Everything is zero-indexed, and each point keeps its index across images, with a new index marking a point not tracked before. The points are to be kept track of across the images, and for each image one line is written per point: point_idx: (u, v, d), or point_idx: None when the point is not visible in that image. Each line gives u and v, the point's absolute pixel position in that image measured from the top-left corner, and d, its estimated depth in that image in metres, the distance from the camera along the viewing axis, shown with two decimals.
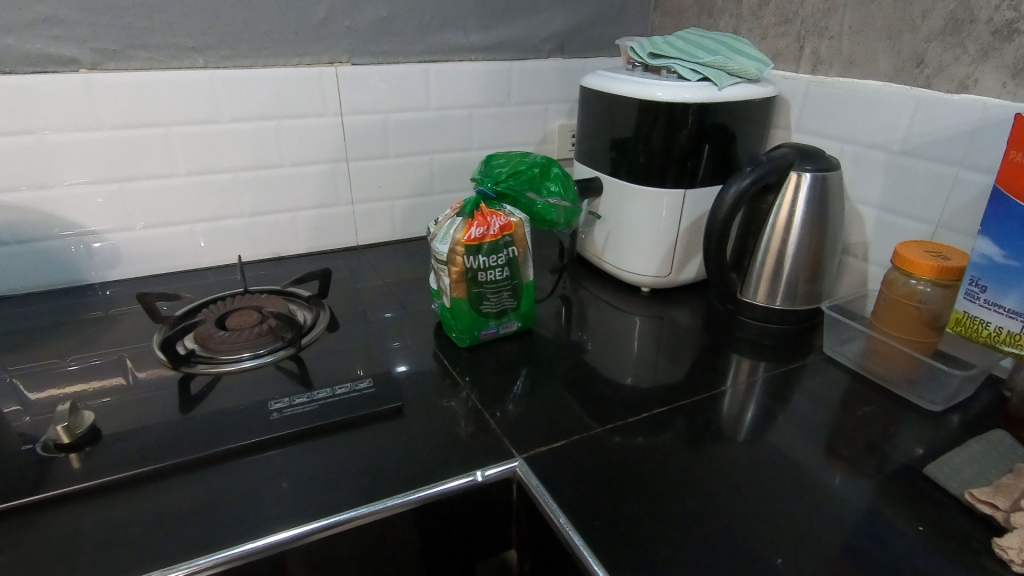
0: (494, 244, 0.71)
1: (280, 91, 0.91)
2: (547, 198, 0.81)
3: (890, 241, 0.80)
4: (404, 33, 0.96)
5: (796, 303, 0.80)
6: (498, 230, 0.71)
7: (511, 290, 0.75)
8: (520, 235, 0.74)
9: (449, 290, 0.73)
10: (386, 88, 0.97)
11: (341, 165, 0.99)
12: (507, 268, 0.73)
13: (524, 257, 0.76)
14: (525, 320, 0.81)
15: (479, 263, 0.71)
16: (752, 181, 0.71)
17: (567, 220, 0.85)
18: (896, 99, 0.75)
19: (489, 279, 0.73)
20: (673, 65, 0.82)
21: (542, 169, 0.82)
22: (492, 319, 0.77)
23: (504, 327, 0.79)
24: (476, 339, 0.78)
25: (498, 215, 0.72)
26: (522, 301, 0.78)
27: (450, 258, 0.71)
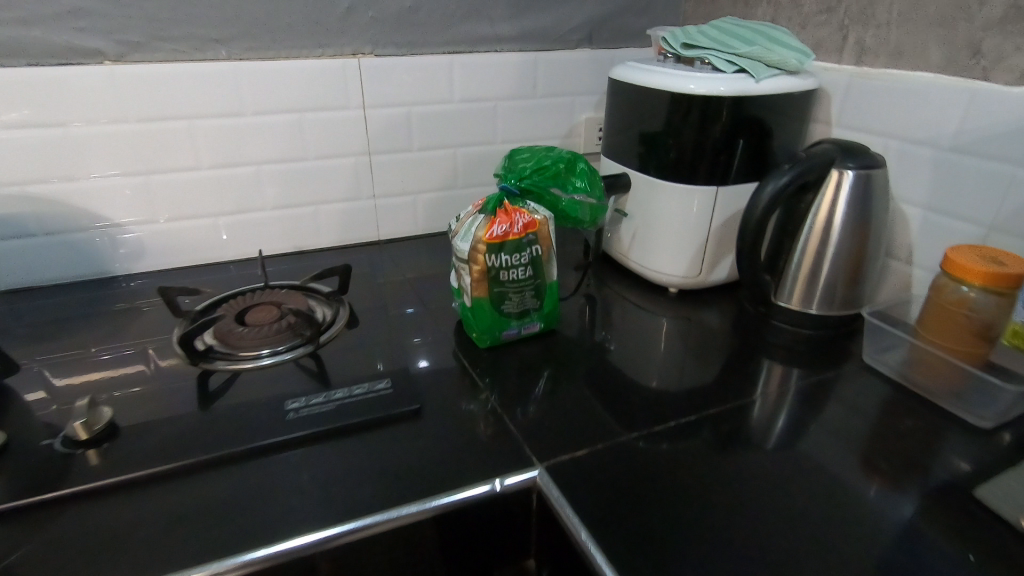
0: (518, 242, 0.69)
1: (303, 83, 0.89)
2: (574, 194, 0.79)
3: (936, 243, 0.75)
4: (429, 23, 0.94)
5: (833, 308, 0.76)
6: (522, 227, 0.69)
7: (534, 290, 0.73)
8: (544, 233, 0.72)
9: (470, 289, 0.71)
10: (410, 79, 0.95)
11: (364, 159, 0.98)
12: (530, 267, 0.71)
13: (549, 256, 0.73)
14: (548, 321, 0.78)
15: (502, 262, 0.69)
16: (790, 180, 0.68)
17: (593, 218, 0.82)
18: (948, 91, 0.71)
19: (511, 278, 0.70)
20: (707, 56, 0.78)
21: (568, 163, 0.80)
22: (514, 319, 0.74)
23: (526, 328, 0.76)
24: (497, 339, 0.75)
25: (523, 212, 0.70)
26: (545, 302, 0.75)
27: (471, 256, 0.69)
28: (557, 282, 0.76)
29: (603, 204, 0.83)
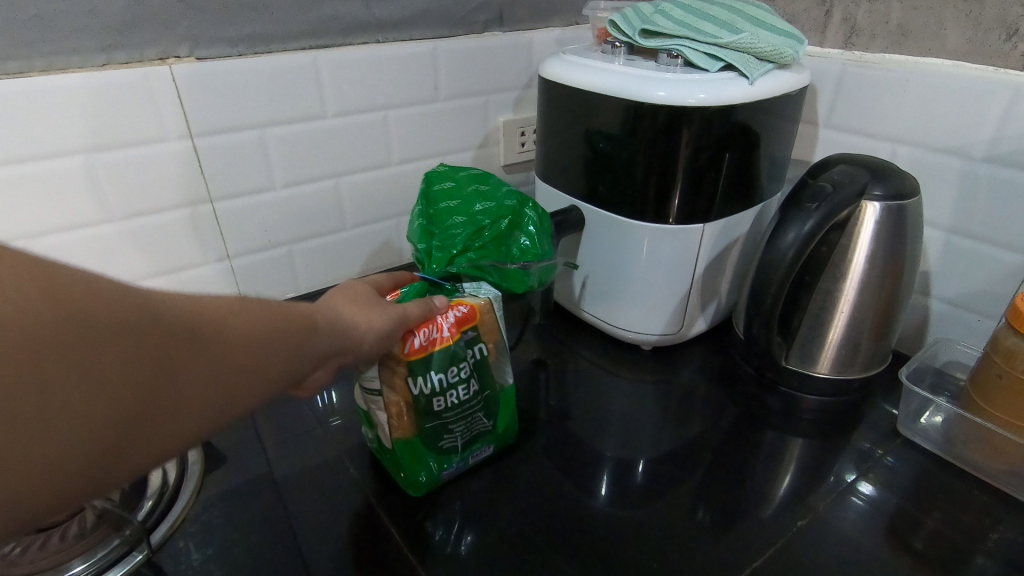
0: (453, 350, 0.48)
1: (82, 110, 0.58)
2: (522, 259, 0.57)
3: (961, 272, 0.62)
4: (275, 6, 0.65)
5: (855, 366, 0.61)
6: (455, 328, 0.48)
7: (482, 409, 0.52)
8: (489, 324, 0.51)
9: (392, 428, 0.49)
10: (258, 90, 0.66)
11: (204, 208, 0.68)
12: (474, 380, 0.50)
13: (497, 356, 0.53)
14: (503, 441, 0.57)
15: (435, 383, 0.48)
16: (818, 225, 0.50)
17: (547, 283, 0.60)
18: (978, 87, 0.56)
19: (450, 403, 0.49)
20: (678, 47, 0.58)
21: (504, 216, 0.57)
22: (458, 455, 0.53)
23: (475, 461, 0.55)
24: (437, 486, 0.53)
25: (456, 304, 0.49)
26: (498, 420, 0.55)
27: (387, 383, 0.48)
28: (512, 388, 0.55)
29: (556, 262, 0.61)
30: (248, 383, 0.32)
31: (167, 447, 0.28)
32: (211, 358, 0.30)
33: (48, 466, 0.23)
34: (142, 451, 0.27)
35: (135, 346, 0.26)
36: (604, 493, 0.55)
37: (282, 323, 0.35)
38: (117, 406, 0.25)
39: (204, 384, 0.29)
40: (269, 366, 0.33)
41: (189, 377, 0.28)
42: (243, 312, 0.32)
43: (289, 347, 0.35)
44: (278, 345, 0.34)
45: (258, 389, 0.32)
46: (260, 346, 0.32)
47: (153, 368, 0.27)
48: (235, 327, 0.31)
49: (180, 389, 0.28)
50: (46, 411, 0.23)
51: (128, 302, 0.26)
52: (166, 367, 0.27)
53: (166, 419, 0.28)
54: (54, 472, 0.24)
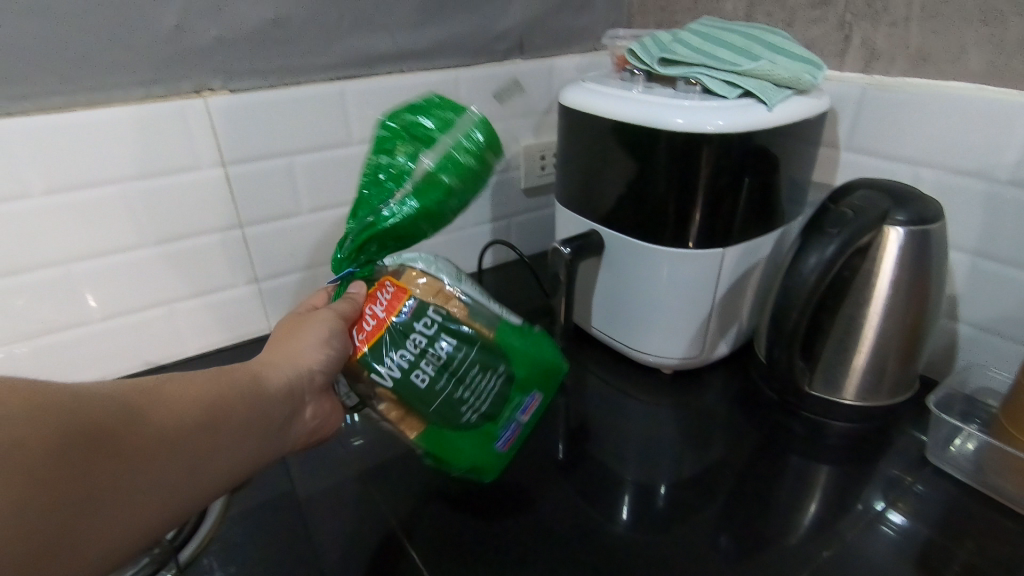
0: (395, 328, 0.47)
1: (121, 142, 0.61)
2: (407, 182, 0.48)
3: (989, 295, 0.61)
4: (305, 40, 0.67)
5: (880, 392, 0.60)
6: (387, 309, 0.47)
7: (477, 362, 0.48)
8: (429, 288, 0.49)
9: (403, 425, 0.50)
10: (287, 119, 0.68)
11: (233, 233, 0.70)
12: (444, 339, 0.47)
13: (465, 308, 0.49)
14: (547, 386, 0.52)
15: (402, 362, 0.47)
16: (839, 251, 0.50)
17: (469, 161, 0.48)
18: (1001, 110, 0.56)
19: (429, 377, 0.47)
20: (696, 75, 0.59)
21: (377, 153, 0.50)
22: (490, 419, 0.50)
23: (522, 415, 0.51)
24: (497, 457, 0.51)
25: (385, 286, 0.49)
26: (511, 363, 0.50)
27: (372, 391, 0.49)
28: (510, 327, 0.50)
29: (465, 131, 0.49)
30: (202, 464, 0.36)
31: (151, 524, 0.34)
32: (165, 445, 0.34)
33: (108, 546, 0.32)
34: (126, 533, 0.33)
35: (89, 447, 0.30)
36: (627, 520, 0.55)
37: (233, 400, 0.40)
38: (94, 501, 0.31)
39: (156, 473, 0.34)
40: (221, 444, 0.38)
41: (142, 468, 0.33)
42: (198, 396, 0.37)
43: (241, 422, 0.39)
44: (231, 423, 0.39)
45: (214, 470, 0.37)
46: (211, 427, 0.37)
47: (107, 466, 0.31)
48: (188, 414, 0.36)
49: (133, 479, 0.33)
50: (93, 511, 0.31)
51: (86, 407, 0.31)
52: (120, 462, 0.32)
53: (170, 495, 0.35)
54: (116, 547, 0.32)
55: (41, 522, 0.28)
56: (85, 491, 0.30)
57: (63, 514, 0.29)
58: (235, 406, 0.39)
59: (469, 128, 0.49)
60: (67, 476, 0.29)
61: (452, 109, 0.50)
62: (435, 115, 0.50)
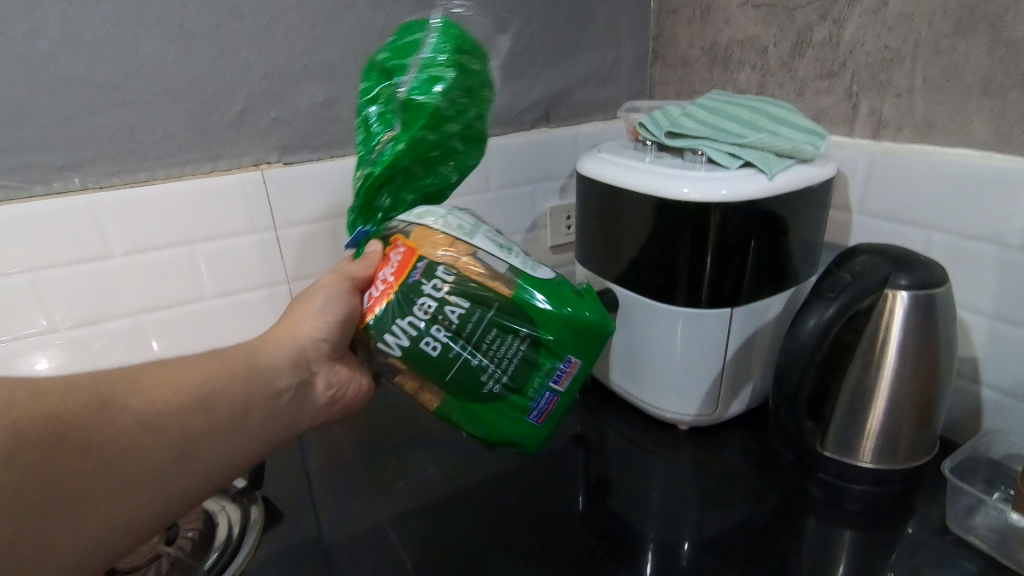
0: (404, 291, 0.50)
1: (190, 210, 0.70)
2: (393, 120, 0.55)
3: (1010, 359, 0.61)
4: (351, 118, 0.76)
5: (897, 456, 0.60)
6: (397, 271, 0.50)
7: (491, 327, 0.50)
8: (439, 241, 0.51)
9: (423, 396, 0.53)
10: (333, 187, 0.77)
11: (281, 288, 0.78)
12: (453, 302, 0.49)
13: (477, 265, 0.51)
14: (579, 349, 0.52)
15: (412, 329, 0.49)
16: (836, 315, 0.52)
17: (443, 75, 0.54)
18: (1006, 177, 0.57)
19: (440, 344, 0.49)
20: (701, 146, 0.63)
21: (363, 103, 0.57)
22: (517, 389, 0.52)
23: (555, 383, 0.53)
24: (530, 429, 0.53)
25: (397, 246, 0.52)
26: (534, 326, 0.51)
27: (393, 367, 0.52)
28: (529, 283, 0.52)
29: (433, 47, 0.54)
30: (199, 443, 0.43)
31: (167, 495, 0.41)
32: (156, 432, 0.41)
33: (127, 515, 0.39)
34: (142, 504, 0.40)
35: (79, 442, 0.37)
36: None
37: (228, 382, 0.46)
38: (102, 479, 0.38)
39: (151, 457, 0.40)
40: (218, 422, 0.44)
41: (138, 454, 0.40)
42: (189, 380, 0.44)
43: (238, 401, 0.46)
44: (224, 402, 0.45)
45: (211, 447, 0.44)
46: (202, 408, 0.43)
47: (100, 456, 0.38)
48: (176, 399, 0.42)
49: (130, 464, 0.39)
50: (103, 488, 0.38)
51: (71, 406, 0.37)
52: (113, 451, 0.38)
53: (179, 470, 0.42)
54: (134, 515, 0.40)
55: (51, 502, 0.36)
56: (93, 469, 0.37)
57: (76, 491, 0.37)
58: (228, 385, 0.46)
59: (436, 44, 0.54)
60: (62, 471, 0.36)
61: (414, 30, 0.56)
62: (397, 46, 0.56)
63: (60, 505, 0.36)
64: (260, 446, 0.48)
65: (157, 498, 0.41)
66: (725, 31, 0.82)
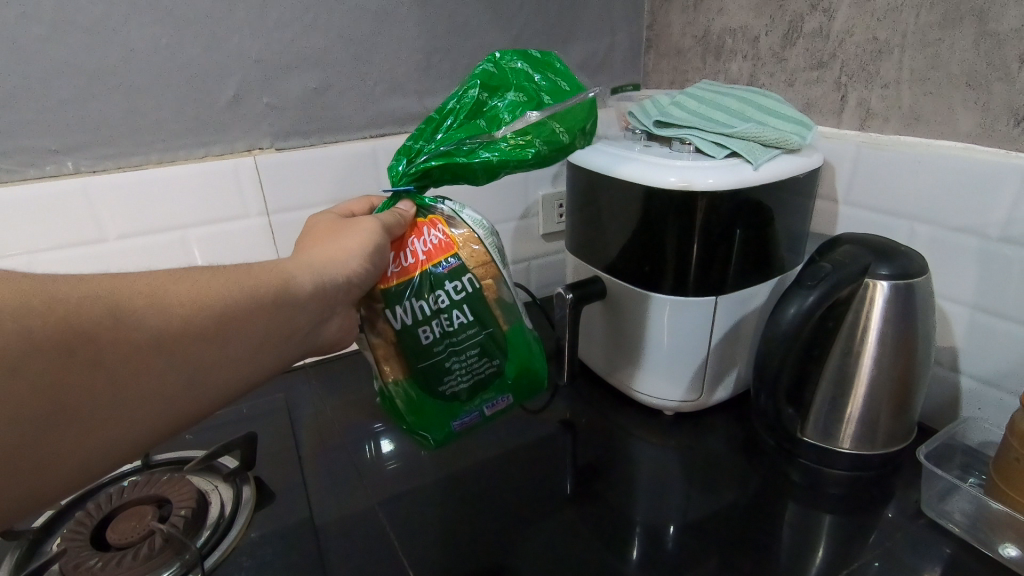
0: (427, 276, 0.52)
1: (184, 194, 0.70)
2: (504, 127, 0.51)
3: (989, 348, 0.62)
4: (344, 104, 0.77)
5: (875, 442, 0.61)
6: (428, 253, 0.52)
7: (477, 345, 0.53)
8: (477, 257, 0.53)
9: (385, 364, 0.54)
10: (325, 173, 0.77)
11: None
12: (462, 310, 0.52)
13: (495, 289, 0.54)
14: (518, 390, 0.57)
15: (417, 312, 0.51)
16: (817, 302, 0.53)
17: (563, 136, 0.52)
18: (988, 169, 0.58)
19: (434, 335, 0.52)
20: (688, 135, 0.64)
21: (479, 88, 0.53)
22: (460, 400, 0.55)
23: (488, 408, 0.56)
24: (449, 433, 0.55)
25: (435, 228, 0.53)
26: (506, 361, 0.55)
27: (379, 328, 0.53)
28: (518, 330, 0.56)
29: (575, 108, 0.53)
30: (211, 369, 0.43)
31: (169, 416, 0.42)
32: (166, 354, 0.40)
33: (128, 431, 0.40)
34: (143, 421, 0.41)
35: (91, 353, 0.37)
36: (636, 560, 0.57)
37: (249, 312, 0.44)
38: (105, 392, 0.38)
39: (161, 377, 0.40)
40: (228, 354, 0.44)
41: (148, 374, 0.40)
42: (211, 305, 0.42)
43: (254, 333, 0.45)
44: (241, 333, 0.44)
45: (221, 375, 0.44)
46: (219, 334, 0.43)
47: (111, 369, 0.38)
48: (193, 322, 0.41)
49: (135, 383, 0.39)
50: (105, 400, 0.38)
51: (86, 318, 0.37)
52: (125, 366, 0.39)
53: (181, 395, 0.42)
54: (134, 433, 0.40)
55: (54, 407, 0.36)
56: (98, 382, 0.38)
57: (79, 401, 0.37)
58: (247, 316, 0.44)
59: (581, 108, 0.53)
60: (64, 381, 0.36)
61: (566, 83, 0.54)
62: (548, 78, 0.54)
63: (66, 413, 0.37)
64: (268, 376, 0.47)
65: (161, 417, 0.41)
66: (717, 21, 0.82)
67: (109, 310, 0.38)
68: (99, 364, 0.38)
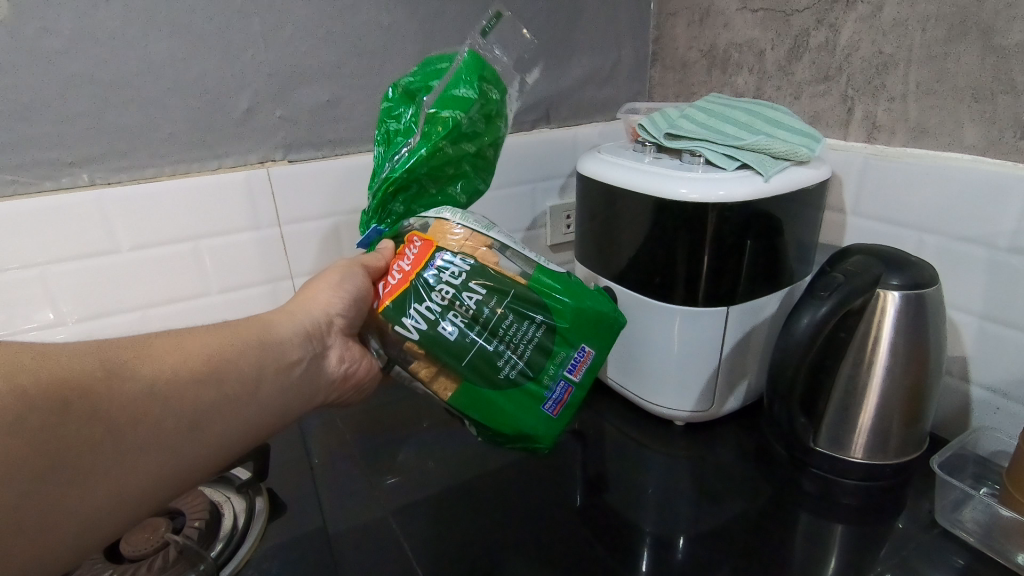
0: (420, 279, 0.51)
1: (195, 206, 0.71)
2: (415, 132, 0.58)
3: (998, 358, 0.62)
4: (356, 117, 0.77)
5: (888, 452, 0.62)
6: (415, 262, 0.52)
7: (507, 313, 0.52)
8: (458, 239, 0.53)
9: (439, 386, 0.54)
10: (336, 184, 0.78)
11: (285, 283, 0.79)
12: (471, 289, 0.52)
13: (491, 256, 0.54)
14: (591, 338, 0.55)
15: (428, 314, 0.51)
16: (830, 312, 0.53)
17: (466, 95, 0.57)
18: (996, 181, 0.58)
19: (459, 328, 0.51)
20: (698, 147, 0.65)
21: (385, 121, 0.62)
22: (532, 375, 0.54)
23: (569, 372, 0.54)
24: (544, 417, 0.54)
25: (413, 241, 0.53)
26: (549, 314, 0.53)
27: (412, 353, 0.54)
28: (546, 276, 0.54)
29: (458, 70, 0.58)
30: (215, 410, 0.44)
31: (183, 461, 0.42)
32: (168, 400, 0.41)
33: (143, 480, 0.40)
34: (156, 469, 0.41)
35: (90, 408, 0.37)
36: (650, 570, 0.57)
37: (239, 351, 0.47)
38: (112, 444, 0.38)
39: (162, 425, 0.41)
40: (229, 393, 0.45)
41: (153, 422, 0.40)
42: (200, 348, 0.44)
43: (249, 372, 0.47)
44: (236, 372, 0.46)
45: (222, 417, 0.44)
46: (213, 377, 0.44)
47: (111, 422, 0.38)
48: (186, 366, 0.43)
49: (141, 431, 0.40)
50: (111, 453, 0.38)
51: (83, 371, 0.37)
52: (125, 418, 0.39)
53: (190, 439, 0.42)
54: (149, 481, 0.41)
55: (60, 466, 0.36)
56: (102, 436, 0.38)
57: (85, 456, 0.37)
58: (239, 356, 0.47)
59: (463, 65, 0.58)
60: (68, 439, 0.36)
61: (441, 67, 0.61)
62: (426, 72, 0.61)
63: (67, 472, 0.36)
64: (272, 416, 0.49)
65: (166, 468, 0.41)
66: (724, 35, 0.83)
67: (102, 365, 0.39)
68: (102, 416, 0.38)
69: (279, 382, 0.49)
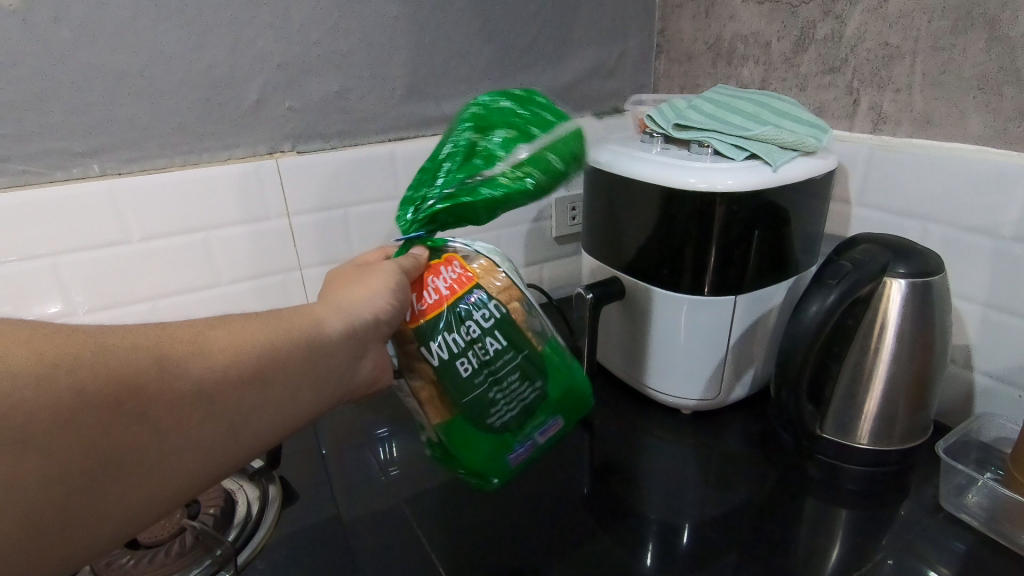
0: (455, 309, 0.51)
1: (206, 197, 0.71)
2: (499, 163, 0.51)
3: (1002, 346, 0.63)
4: (364, 108, 0.78)
5: (893, 438, 0.62)
6: (451, 287, 0.51)
7: (516, 369, 0.53)
8: (497, 283, 0.54)
9: (428, 407, 0.55)
10: (345, 175, 0.78)
11: (294, 275, 0.80)
12: (495, 336, 0.51)
13: (522, 312, 0.54)
14: (564, 410, 0.58)
15: (452, 346, 0.51)
16: (839, 299, 0.54)
17: (561, 165, 0.51)
18: (1000, 171, 0.59)
19: (472, 367, 0.51)
20: (707, 138, 0.66)
21: (472, 125, 0.53)
22: (511, 429, 0.55)
23: (540, 434, 0.57)
24: (506, 466, 0.56)
25: (453, 265, 0.53)
26: (547, 382, 0.55)
27: (413, 368, 0.54)
28: (552, 345, 0.56)
29: (565, 133, 0.52)
30: (256, 412, 0.41)
31: (219, 463, 0.40)
32: (212, 402, 0.38)
33: (178, 482, 0.38)
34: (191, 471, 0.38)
35: (140, 406, 0.35)
36: (660, 553, 0.58)
37: (288, 350, 0.43)
38: (153, 447, 0.36)
39: (204, 426, 0.38)
40: (271, 395, 0.42)
41: (195, 423, 0.38)
42: (250, 347, 0.41)
43: (294, 373, 0.43)
44: (282, 371, 0.42)
45: (262, 419, 0.41)
46: (257, 380, 0.41)
47: (153, 422, 0.36)
48: (233, 367, 0.39)
49: (182, 433, 0.37)
50: (152, 454, 0.36)
51: (136, 367, 0.35)
52: (168, 419, 0.36)
53: (228, 441, 0.40)
54: (184, 483, 0.38)
55: (102, 465, 0.34)
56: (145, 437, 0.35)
57: (129, 455, 0.35)
58: (288, 354, 0.42)
59: (571, 133, 0.53)
60: (114, 437, 0.34)
61: (557, 110, 0.53)
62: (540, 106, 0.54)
63: (102, 472, 0.34)
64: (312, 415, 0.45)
65: (198, 472, 0.39)
66: (729, 27, 0.83)
67: (153, 365, 0.36)
68: (148, 416, 0.35)
69: (324, 381, 0.45)
